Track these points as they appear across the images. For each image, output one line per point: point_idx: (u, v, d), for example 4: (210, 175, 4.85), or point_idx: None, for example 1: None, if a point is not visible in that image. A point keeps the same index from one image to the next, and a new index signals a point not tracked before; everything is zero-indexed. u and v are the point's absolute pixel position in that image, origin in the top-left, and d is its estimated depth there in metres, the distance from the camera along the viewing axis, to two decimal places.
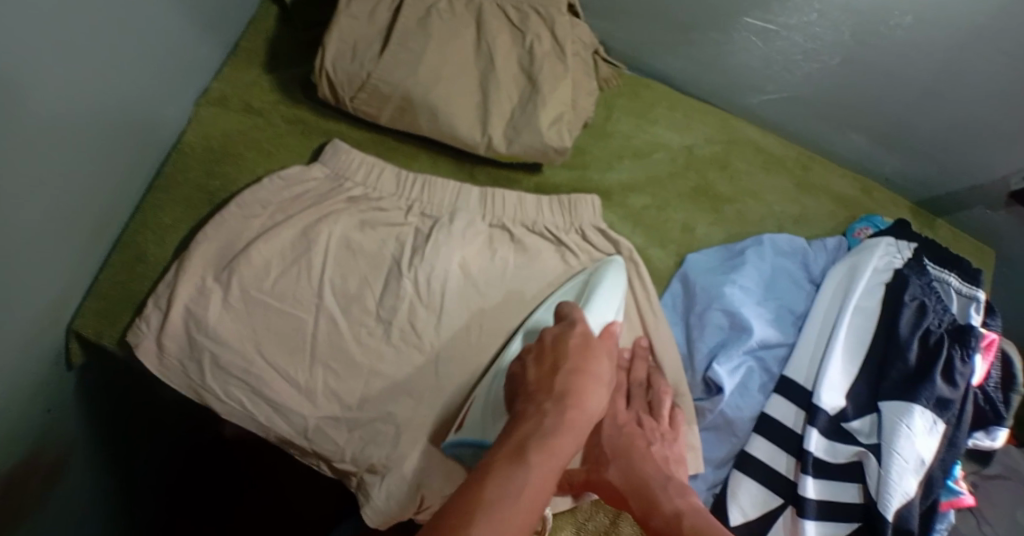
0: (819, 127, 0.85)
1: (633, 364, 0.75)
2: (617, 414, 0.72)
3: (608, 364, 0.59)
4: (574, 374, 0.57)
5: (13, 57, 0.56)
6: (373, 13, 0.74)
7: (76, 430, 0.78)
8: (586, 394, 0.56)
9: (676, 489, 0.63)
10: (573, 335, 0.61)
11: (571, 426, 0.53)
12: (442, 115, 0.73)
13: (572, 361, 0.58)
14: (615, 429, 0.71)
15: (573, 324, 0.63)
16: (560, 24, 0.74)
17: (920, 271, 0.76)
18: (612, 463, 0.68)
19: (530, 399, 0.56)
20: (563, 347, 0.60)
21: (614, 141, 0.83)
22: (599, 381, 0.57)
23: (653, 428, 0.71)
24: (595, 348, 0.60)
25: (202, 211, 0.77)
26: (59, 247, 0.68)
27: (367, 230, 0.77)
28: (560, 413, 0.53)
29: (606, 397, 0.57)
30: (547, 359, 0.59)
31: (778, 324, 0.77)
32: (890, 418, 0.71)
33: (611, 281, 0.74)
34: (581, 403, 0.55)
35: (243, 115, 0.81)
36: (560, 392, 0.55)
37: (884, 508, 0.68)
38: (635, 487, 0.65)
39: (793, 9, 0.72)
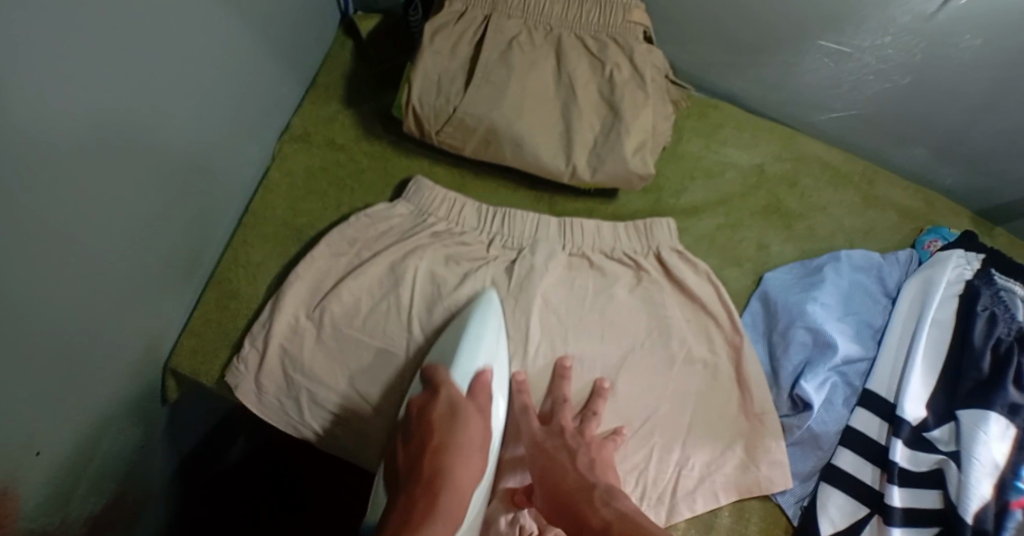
0: (880, 140, 0.86)
1: (590, 400, 0.76)
2: (535, 434, 0.73)
3: (476, 422, 0.66)
4: (438, 454, 0.63)
5: (108, 114, 0.57)
6: (455, 47, 0.75)
7: (157, 457, 0.79)
8: (456, 470, 0.62)
9: (602, 497, 0.64)
10: (434, 406, 0.66)
11: (446, 513, 0.59)
12: (526, 145, 0.74)
13: (438, 435, 0.64)
14: (538, 447, 0.71)
15: (436, 390, 0.67)
16: (638, 51, 0.75)
17: (988, 281, 0.77)
18: (539, 485, 0.69)
19: (406, 483, 0.62)
20: (428, 420, 0.65)
21: (685, 163, 0.85)
22: (470, 450, 0.64)
23: (584, 441, 0.72)
24: (460, 417, 0.66)
25: (291, 249, 0.78)
26: (157, 287, 0.70)
27: (444, 264, 0.78)
28: (432, 502, 0.59)
29: (476, 468, 0.64)
30: (414, 441, 0.64)
31: (859, 339, 0.79)
32: (969, 426, 0.72)
33: (479, 317, 0.73)
34: (455, 480, 0.62)
35: (327, 151, 0.82)
36: (429, 477, 0.61)
37: (963, 512, 0.69)
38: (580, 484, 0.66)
39: (866, 32, 0.74)
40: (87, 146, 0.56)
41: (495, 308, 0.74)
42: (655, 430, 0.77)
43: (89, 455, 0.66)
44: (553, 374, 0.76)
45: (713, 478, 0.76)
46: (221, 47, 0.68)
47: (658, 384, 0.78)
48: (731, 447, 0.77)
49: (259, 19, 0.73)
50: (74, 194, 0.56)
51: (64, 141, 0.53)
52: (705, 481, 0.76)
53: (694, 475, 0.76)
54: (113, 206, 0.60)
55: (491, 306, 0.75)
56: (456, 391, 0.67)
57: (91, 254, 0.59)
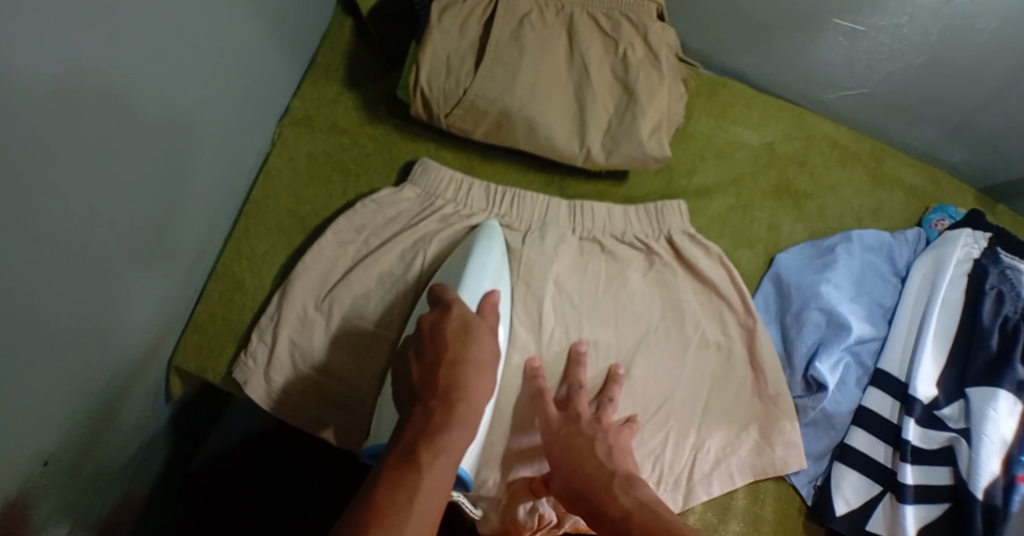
0: (887, 118, 0.86)
1: (605, 386, 0.75)
2: (550, 422, 0.71)
3: (488, 338, 0.64)
4: (454, 367, 0.60)
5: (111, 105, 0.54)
6: (464, 26, 0.72)
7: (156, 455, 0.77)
8: (470, 388, 0.60)
9: (622, 486, 0.63)
10: (447, 324, 0.63)
11: (462, 421, 0.58)
12: (540, 129, 0.72)
13: (454, 346, 0.61)
14: (555, 434, 0.70)
15: (448, 308, 0.64)
16: (652, 29, 0.73)
17: (995, 260, 0.78)
18: (556, 473, 0.68)
19: (420, 395, 0.60)
20: (442, 338, 0.62)
21: (696, 143, 0.84)
22: (483, 370, 0.62)
23: (601, 428, 0.70)
24: (472, 334, 0.63)
25: (296, 238, 0.77)
26: (164, 278, 0.68)
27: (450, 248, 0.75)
28: (447, 412, 0.58)
29: (488, 387, 0.62)
30: (427, 352, 0.62)
31: (871, 319, 0.79)
32: (978, 403, 0.73)
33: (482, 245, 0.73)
34: (469, 394, 0.60)
35: (330, 135, 0.80)
36: (444, 391, 0.59)
37: (973, 487, 0.70)
38: (591, 474, 0.65)
39: (884, 12, 0.74)
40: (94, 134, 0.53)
41: (497, 235, 0.74)
42: (671, 415, 0.76)
43: (97, 453, 0.65)
44: (568, 360, 0.75)
45: (729, 461, 0.76)
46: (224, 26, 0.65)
47: (673, 369, 0.77)
48: (745, 431, 0.77)
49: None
50: (81, 185, 0.53)
51: (70, 131, 0.51)
52: (720, 465, 0.76)
53: (709, 459, 0.76)
54: (116, 201, 0.58)
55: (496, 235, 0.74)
56: (468, 309, 0.64)
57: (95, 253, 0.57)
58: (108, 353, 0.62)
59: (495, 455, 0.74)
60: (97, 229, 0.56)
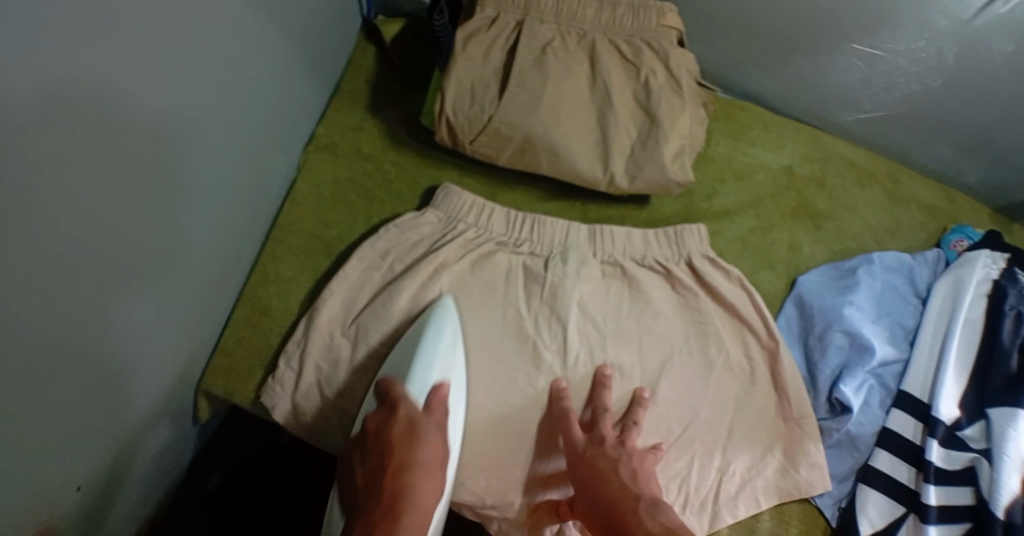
0: (904, 139, 0.87)
1: (629, 410, 0.75)
2: (574, 443, 0.71)
3: (436, 438, 0.66)
4: (398, 477, 0.63)
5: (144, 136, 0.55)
6: (488, 53, 0.73)
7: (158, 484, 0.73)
8: (416, 493, 0.63)
9: (648, 510, 0.64)
10: (393, 422, 0.66)
11: (407, 535, 0.61)
12: (564, 154, 0.73)
13: (399, 452, 0.64)
14: (579, 457, 0.69)
15: (394, 409, 0.67)
16: (673, 55, 0.74)
17: (1014, 281, 0.78)
18: (580, 495, 0.68)
19: (365, 506, 0.63)
20: (387, 438, 0.65)
21: (715, 165, 0.85)
22: (434, 473, 0.65)
23: (626, 452, 0.70)
24: (418, 434, 0.66)
25: (322, 263, 0.77)
26: (195, 304, 0.68)
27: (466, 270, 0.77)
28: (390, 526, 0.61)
29: (439, 483, 0.65)
30: (373, 459, 0.65)
31: (893, 340, 0.80)
32: (999, 423, 0.73)
33: (434, 325, 0.71)
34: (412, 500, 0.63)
35: (355, 161, 0.81)
36: (390, 499, 0.62)
37: (994, 506, 0.70)
38: (613, 498, 0.66)
39: (902, 36, 0.75)
40: (128, 163, 0.54)
41: (450, 319, 0.72)
42: (695, 437, 0.76)
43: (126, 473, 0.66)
44: (593, 383, 0.75)
45: (753, 484, 0.76)
46: (252, 55, 0.67)
47: (697, 391, 0.77)
48: (769, 452, 0.77)
49: (287, 25, 0.71)
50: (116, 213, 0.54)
51: (106, 161, 0.52)
52: (745, 486, 0.76)
53: (735, 480, 0.76)
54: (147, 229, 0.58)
55: (448, 313, 0.73)
56: (414, 407, 0.67)
57: (128, 280, 0.58)
58: (140, 377, 0.63)
59: (518, 477, 0.73)
60: (129, 258, 0.57)
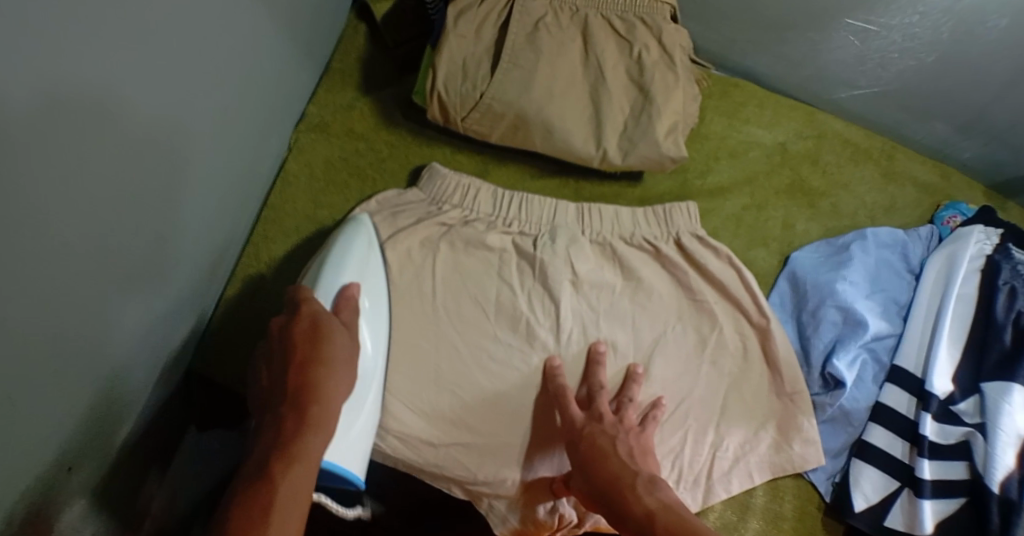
0: (900, 115, 0.87)
1: (624, 386, 0.75)
2: (574, 419, 0.70)
3: (341, 337, 0.62)
4: (308, 368, 0.59)
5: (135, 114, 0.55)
6: (480, 29, 0.73)
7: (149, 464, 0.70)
8: (325, 378, 0.59)
9: (645, 486, 0.62)
10: (294, 324, 0.62)
11: (317, 424, 0.57)
12: (557, 131, 0.73)
13: (307, 353, 0.60)
14: (578, 433, 0.69)
15: (300, 307, 0.63)
16: (666, 31, 0.74)
17: (1008, 256, 0.78)
18: (577, 471, 0.67)
19: (276, 396, 0.59)
20: (291, 340, 0.61)
21: (709, 143, 0.84)
22: (340, 359, 0.61)
23: (623, 428, 0.69)
24: (326, 332, 0.61)
25: (313, 243, 0.77)
26: (189, 283, 0.68)
27: (457, 247, 0.77)
28: (299, 420, 0.57)
29: (347, 371, 0.62)
30: (278, 360, 0.61)
31: (886, 316, 0.80)
32: (993, 398, 0.73)
33: (343, 250, 0.69)
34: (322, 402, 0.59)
35: (346, 140, 0.81)
36: (299, 390, 0.58)
37: (989, 481, 0.71)
38: (606, 481, 0.64)
39: (897, 11, 0.74)
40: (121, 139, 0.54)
41: (365, 230, 0.72)
42: (690, 412, 0.76)
43: (126, 463, 0.66)
44: (588, 360, 0.75)
45: (746, 459, 0.77)
46: (243, 33, 0.66)
47: (690, 367, 0.77)
48: (763, 428, 0.78)
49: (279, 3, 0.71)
50: (113, 188, 0.54)
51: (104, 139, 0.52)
52: (739, 462, 0.77)
53: (728, 456, 0.77)
54: (139, 206, 0.58)
55: (361, 230, 0.72)
56: (319, 307, 0.63)
57: (121, 259, 0.57)
58: (134, 357, 0.62)
59: (516, 451, 0.74)
60: (121, 237, 0.57)
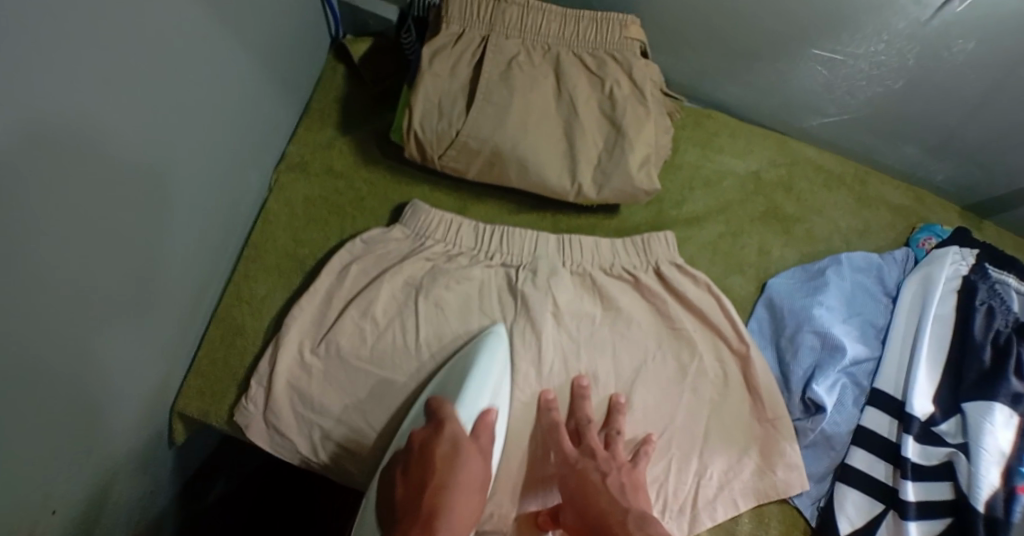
0: (870, 140, 0.89)
1: (609, 417, 0.75)
2: (566, 454, 0.71)
3: (476, 462, 0.65)
4: (439, 492, 0.62)
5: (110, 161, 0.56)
6: (454, 68, 0.75)
7: (127, 503, 0.70)
8: (455, 507, 0.62)
9: (636, 523, 0.63)
10: (437, 445, 0.65)
11: None
12: (532, 166, 0.74)
13: (438, 473, 0.63)
14: (571, 467, 0.70)
15: (440, 427, 0.66)
16: (637, 67, 0.75)
17: (983, 276, 0.80)
18: (569, 505, 0.68)
19: (404, 518, 0.62)
20: (429, 453, 0.65)
21: (684, 173, 0.86)
22: (473, 488, 0.64)
23: (615, 464, 0.70)
24: (459, 458, 0.65)
25: (295, 281, 0.78)
26: (169, 323, 0.69)
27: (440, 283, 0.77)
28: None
29: (477, 502, 0.64)
30: (414, 473, 0.64)
31: (864, 338, 0.81)
32: (974, 418, 0.74)
33: (482, 369, 0.71)
34: (456, 521, 0.61)
35: (326, 179, 0.82)
36: (428, 512, 0.61)
37: (974, 500, 0.71)
38: (594, 521, 0.65)
39: (861, 39, 0.76)
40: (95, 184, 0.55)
41: (501, 343, 0.74)
42: (673, 441, 0.77)
43: (103, 503, 0.66)
44: (573, 393, 0.76)
45: (731, 486, 0.77)
46: (219, 76, 0.68)
47: (672, 395, 0.78)
48: (745, 454, 0.78)
49: (255, 48, 0.73)
50: (88, 234, 0.55)
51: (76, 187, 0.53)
52: (724, 489, 0.77)
53: (713, 483, 0.77)
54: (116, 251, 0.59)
55: (497, 347, 0.74)
56: (459, 431, 0.67)
57: (99, 303, 0.58)
58: (112, 398, 0.63)
59: (510, 484, 0.74)
60: (97, 281, 0.58)
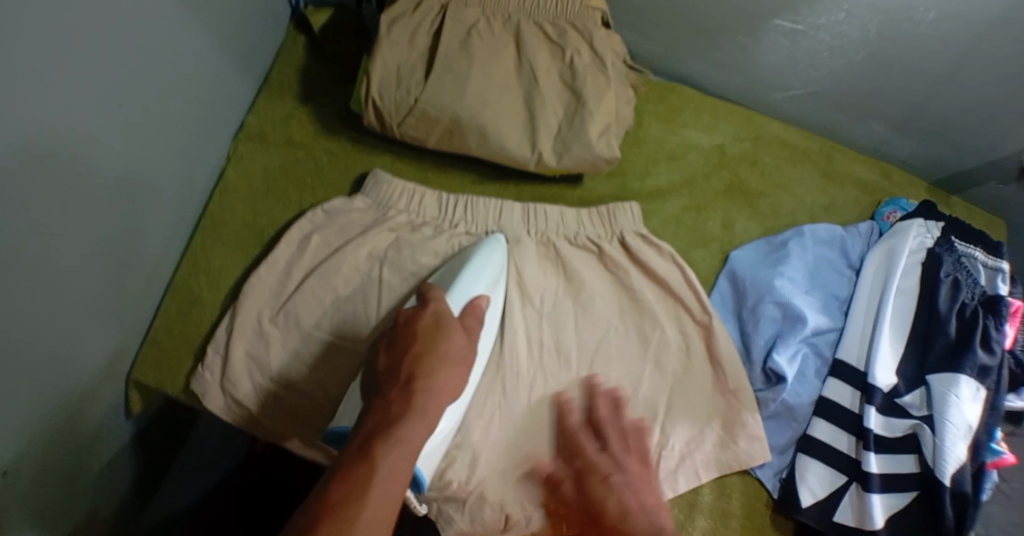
0: (834, 115, 0.89)
1: (592, 400, 0.74)
2: (589, 453, 0.71)
3: (460, 337, 0.62)
4: (420, 359, 0.59)
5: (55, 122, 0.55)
6: (414, 37, 0.75)
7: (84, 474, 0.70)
8: (439, 363, 0.59)
9: None
10: (420, 321, 0.62)
11: (422, 414, 0.55)
12: (491, 134, 0.74)
13: (419, 344, 0.60)
14: (591, 468, 0.70)
15: (426, 304, 0.64)
16: (597, 36, 0.75)
17: (949, 248, 0.80)
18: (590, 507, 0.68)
19: (386, 381, 0.59)
20: (412, 329, 0.61)
21: (648, 146, 0.86)
22: (456, 364, 0.60)
23: (629, 463, 0.70)
24: (444, 332, 0.61)
25: (254, 251, 0.78)
26: (122, 290, 0.69)
27: (402, 252, 0.77)
28: (411, 399, 0.56)
29: (457, 375, 0.60)
30: (398, 343, 0.61)
31: (827, 311, 0.81)
32: (940, 389, 0.73)
33: (483, 259, 0.74)
34: (435, 386, 0.58)
35: (287, 149, 0.82)
36: (409, 379, 0.58)
37: (940, 474, 0.71)
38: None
39: (822, 10, 0.76)
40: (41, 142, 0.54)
41: (500, 248, 0.76)
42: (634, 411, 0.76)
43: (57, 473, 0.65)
44: (586, 390, 0.75)
45: (694, 457, 0.76)
46: (174, 43, 0.68)
47: (634, 366, 0.77)
48: (708, 425, 0.77)
49: (212, 16, 0.73)
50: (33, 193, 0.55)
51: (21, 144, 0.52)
52: (686, 460, 0.76)
53: (674, 456, 0.76)
54: (68, 215, 0.59)
55: (497, 248, 0.76)
56: (446, 308, 0.64)
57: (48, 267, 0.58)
58: (64, 363, 0.62)
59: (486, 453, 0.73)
60: (45, 243, 0.57)
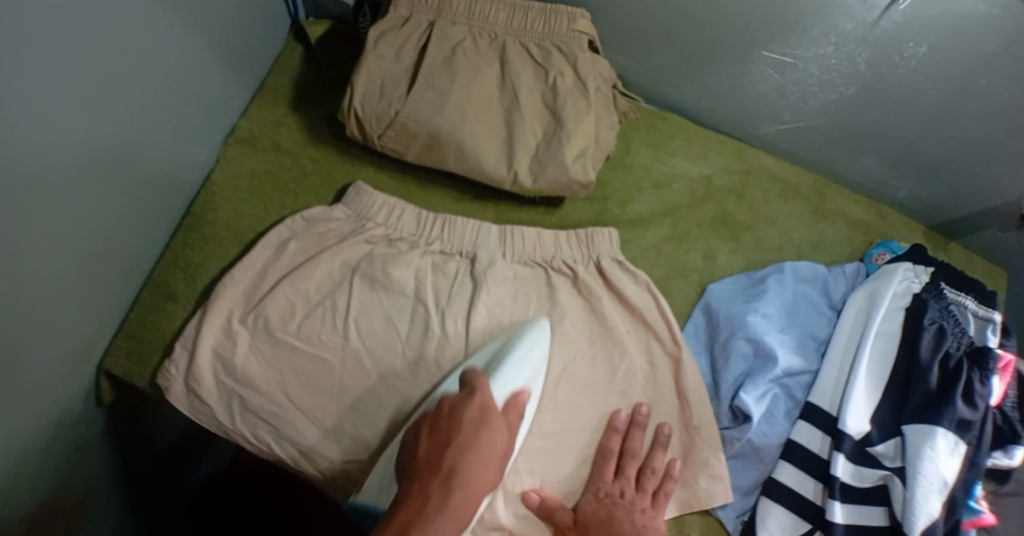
0: (828, 152, 0.87)
1: (629, 432, 0.74)
2: (604, 485, 0.73)
3: (504, 435, 0.60)
4: (464, 452, 0.56)
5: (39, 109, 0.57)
6: (400, 52, 0.76)
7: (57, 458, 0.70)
8: (481, 456, 0.56)
9: None
10: (467, 407, 0.60)
11: (455, 513, 0.53)
12: (469, 151, 0.74)
13: (463, 432, 0.58)
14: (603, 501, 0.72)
15: (473, 393, 0.62)
16: (581, 60, 0.75)
17: (937, 294, 0.76)
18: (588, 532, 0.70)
19: (421, 470, 0.56)
20: (457, 417, 0.59)
21: (633, 173, 0.85)
22: (495, 458, 0.58)
23: (641, 500, 0.72)
24: (489, 429, 0.59)
25: (231, 252, 0.79)
26: (100, 281, 0.71)
27: (375, 264, 0.77)
28: (446, 497, 0.53)
29: (492, 477, 0.57)
30: (439, 430, 0.59)
31: (802, 352, 0.79)
32: (915, 441, 0.70)
33: (521, 353, 0.70)
34: (470, 487, 0.55)
35: (271, 154, 0.84)
36: (449, 471, 0.55)
37: (908, 530, 0.67)
38: None
39: (809, 41, 0.75)
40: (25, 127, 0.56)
41: (542, 340, 0.73)
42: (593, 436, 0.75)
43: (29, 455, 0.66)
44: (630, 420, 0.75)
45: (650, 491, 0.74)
46: (167, 39, 0.70)
47: (600, 395, 0.76)
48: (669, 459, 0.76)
49: (206, 18, 0.75)
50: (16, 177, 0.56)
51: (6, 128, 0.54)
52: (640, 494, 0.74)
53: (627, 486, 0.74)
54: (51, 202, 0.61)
55: (539, 339, 0.73)
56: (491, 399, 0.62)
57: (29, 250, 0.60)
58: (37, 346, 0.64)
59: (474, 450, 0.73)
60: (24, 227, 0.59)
